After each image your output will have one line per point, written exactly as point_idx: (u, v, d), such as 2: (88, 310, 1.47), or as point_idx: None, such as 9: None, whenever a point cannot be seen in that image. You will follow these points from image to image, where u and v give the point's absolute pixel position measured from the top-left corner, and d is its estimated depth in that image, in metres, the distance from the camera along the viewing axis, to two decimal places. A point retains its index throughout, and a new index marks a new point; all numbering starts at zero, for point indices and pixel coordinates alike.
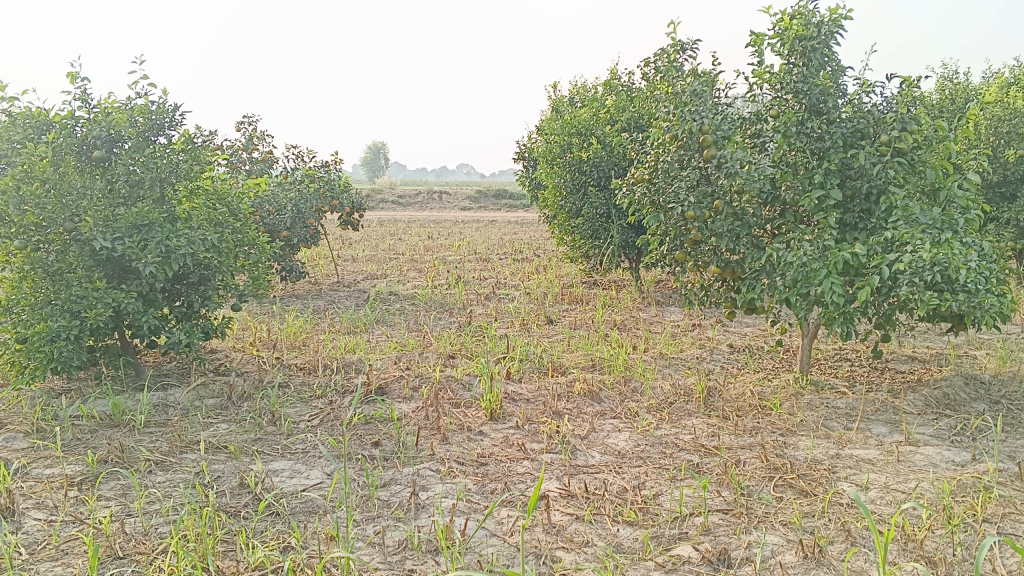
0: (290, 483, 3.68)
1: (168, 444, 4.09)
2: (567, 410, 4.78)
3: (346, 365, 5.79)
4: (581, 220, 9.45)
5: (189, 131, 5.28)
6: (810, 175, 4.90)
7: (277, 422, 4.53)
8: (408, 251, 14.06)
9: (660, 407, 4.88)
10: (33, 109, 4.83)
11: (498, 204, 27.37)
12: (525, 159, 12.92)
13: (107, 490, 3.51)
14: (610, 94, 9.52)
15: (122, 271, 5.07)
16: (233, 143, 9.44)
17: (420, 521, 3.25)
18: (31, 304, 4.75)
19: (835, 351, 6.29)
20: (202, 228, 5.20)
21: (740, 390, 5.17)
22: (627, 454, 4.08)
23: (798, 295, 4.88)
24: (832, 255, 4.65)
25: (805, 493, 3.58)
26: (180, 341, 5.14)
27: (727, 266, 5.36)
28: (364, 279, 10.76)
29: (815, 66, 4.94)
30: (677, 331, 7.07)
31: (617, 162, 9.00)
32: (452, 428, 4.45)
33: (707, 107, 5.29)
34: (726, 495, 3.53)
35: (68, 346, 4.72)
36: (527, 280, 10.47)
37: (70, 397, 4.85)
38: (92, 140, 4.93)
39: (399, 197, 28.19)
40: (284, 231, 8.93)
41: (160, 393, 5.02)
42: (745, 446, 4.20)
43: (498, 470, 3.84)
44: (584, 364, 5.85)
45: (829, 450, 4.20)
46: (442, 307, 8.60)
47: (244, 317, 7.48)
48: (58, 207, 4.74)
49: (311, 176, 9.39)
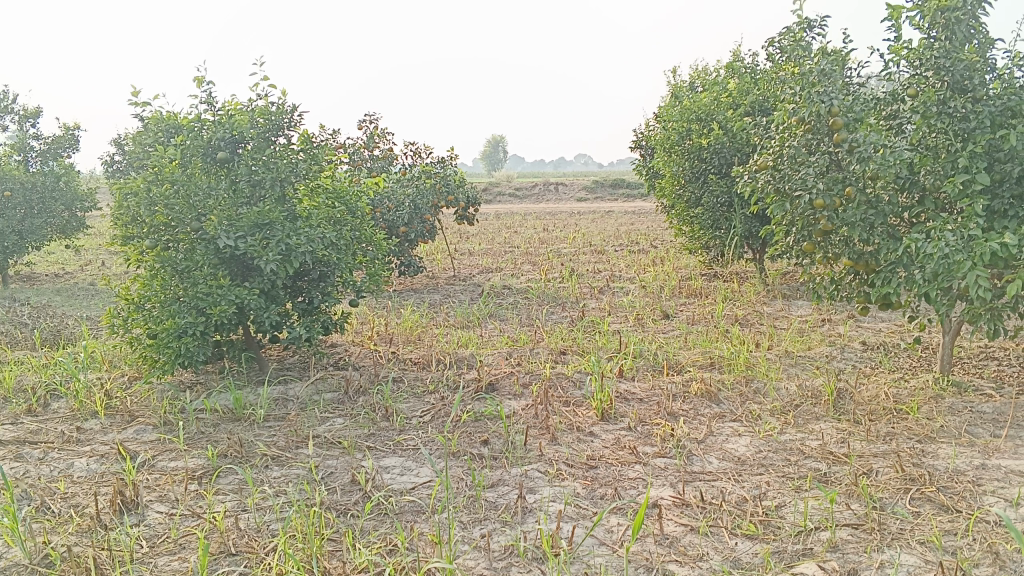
0: (400, 481, 3.68)
1: (285, 440, 4.18)
2: (683, 412, 4.59)
3: (459, 360, 5.80)
4: (701, 209, 9.14)
5: (307, 131, 5.39)
6: (953, 158, 4.51)
7: (389, 418, 4.56)
8: (524, 245, 14.04)
9: (784, 409, 4.62)
10: (163, 113, 5.11)
11: (616, 195, 27.03)
12: (641, 148, 12.64)
13: (225, 485, 3.61)
14: (732, 77, 9.14)
15: (245, 269, 5.22)
16: (353, 141, 9.67)
17: (527, 526, 3.16)
18: (161, 301, 4.97)
19: (981, 350, 5.79)
20: (320, 226, 5.30)
21: (872, 393, 4.82)
22: (747, 461, 3.86)
23: (938, 290, 4.50)
24: (977, 246, 4.23)
25: (946, 508, 3.26)
26: (299, 336, 5.26)
27: (859, 257, 5.01)
28: (479, 273, 10.81)
29: (959, 40, 4.57)
30: (804, 328, 6.70)
31: (740, 148, 8.62)
32: (563, 428, 4.35)
33: (838, 87, 4.90)
34: (856, 509, 3.27)
35: (195, 341, 4.91)
36: (643, 273, 10.24)
37: (197, 391, 5.06)
38: (216, 142, 5.13)
39: (517, 189, 28.29)
40: (402, 227, 9.10)
41: (280, 388, 5.15)
42: (878, 455, 3.90)
43: (609, 474, 3.71)
44: (702, 362, 5.62)
45: (974, 459, 3.84)
46: (556, 300, 8.50)
47: (364, 311, 7.64)
48: (186, 208, 4.95)
49: (428, 171, 9.49)
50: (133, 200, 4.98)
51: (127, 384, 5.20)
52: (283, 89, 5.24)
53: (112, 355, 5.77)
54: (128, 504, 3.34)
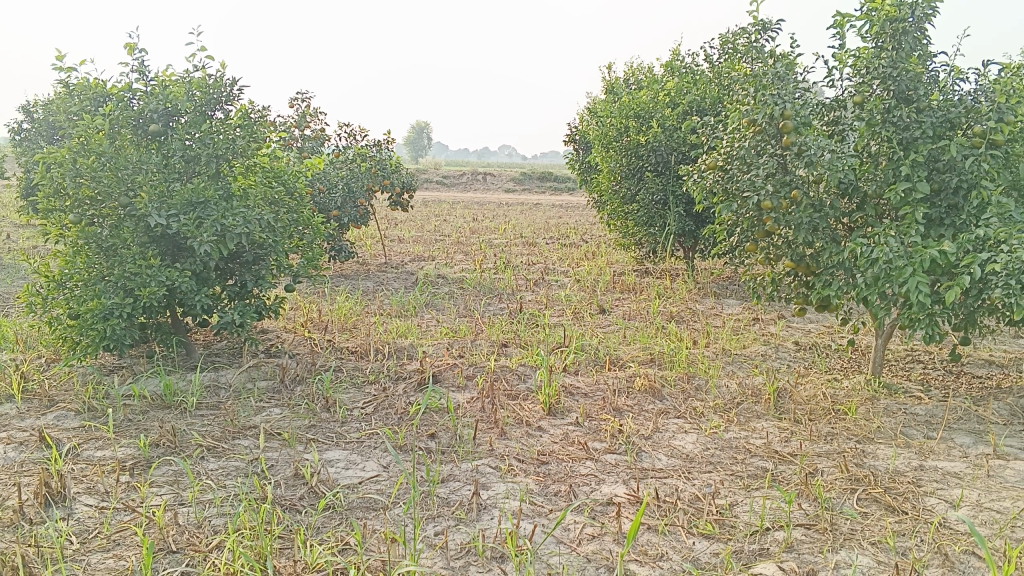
0: (346, 475, 3.54)
1: (221, 430, 3.97)
2: (629, 408, 4.58)
3: (398, 350, 5.66)
4: (636, 206, 9.21)
5: (246, 106, 5.15)
6: (896, 166, 4.61)
7: (330, 409, 4.41)
8: (455, 234, 13.92)
9: (727, 408, 4.66)
10: (90, 81, 4.80)
11: (542, 187, 27.13)
12: (575, 142, 12.68)
13: (159, 477, 3.41)
14: (671, 75, 9.23)
15: (176, 249, 4.95)
16: (285, 120, 9.36)
17: (484, 524, 3.09)
18: (85, 280, 4.68)
19: (907, 353, 5.99)
20: (258, 207, 5.08)
21: (811, 393, 4.92)
22: (696, 458, 3.87)
23: (877, 294, 4.62)
24: (918, 252, 4.35)
25: (892, 509, 3.34)
26: (233, 321, 5.03)
27: (801, 260, 5.12)
28: (411, 261, 10.65)
29: (906, 50, 4.64)
30: (738, 326, 6.82)
31: (677, 147, 8.70)
32: (510, 422, 4.28)
33: (789, 91, 4.96)
34: (808, 509, 3.31)
35: (121, 324, 4.62)
36: (576, 266, 10.27)
37: (121, 375, 4.78)
38: (148, 114, 4.85)
39: (443, 177, 28.07)
40: (335, 211, 8.87)
41: (212, 374, 4.91)
42: (821, 454, 3.97)
43: (561, 470, 3.66)
44: (642, 358, 5.64)
45: (912, 460, 3.95)
46: (491, 292, 8.43)
47: (295, 296, 7.41)
48: (114, 181, 4.65)
49: (363, 155, 9.26)
50: (57, 171, 4.64)
51: (44, 366, 4.88)
52: (222, 61, 5.00)
53: (25, 335, 5.40)
54: (53, 497, 3.11)
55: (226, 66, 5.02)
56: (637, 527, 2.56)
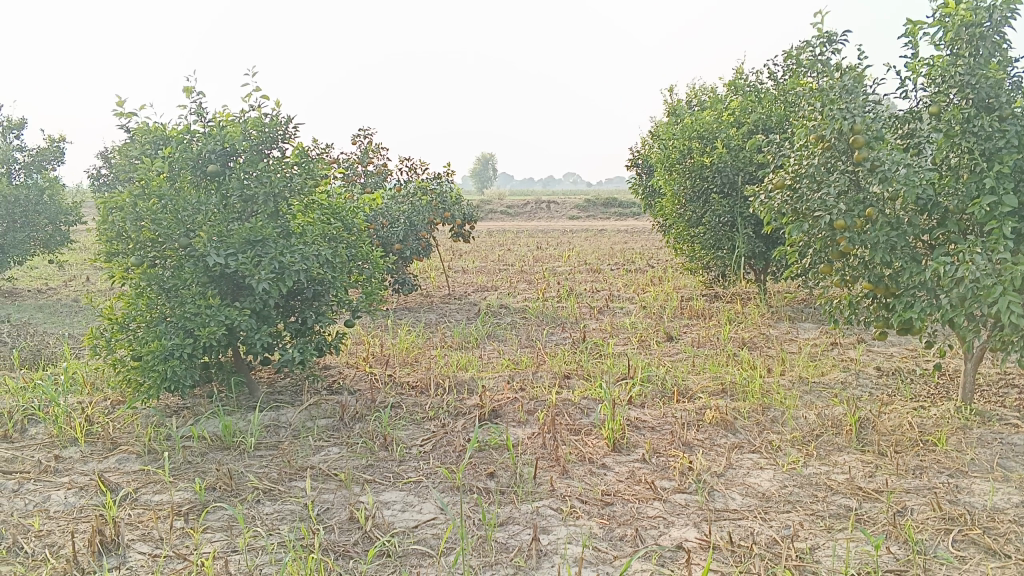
0: (402, 518, 3.41)
1: (278, 471, 3.90)
2: (699, 442, 4.35)
3: (459, 384, 5.55)
4: (702, 228, 8.96)
5: (302, 143, 5.15)
6: (979, 179, 4.32)
7: (388, 447, 4.30)
8: (518, 263, 13.82)
9: (805, 440, 4.39)
10: (150, 125, 4.89)
11: (608, 213, 26.93)
12: (638, 166, 12.49)
13: (214, 522, 3.35)
14: (734, 94, 9.00)
15: (236, 288, 4.96)
16: (347, 157, 9.45)
17: (544, 572, 2.92)
18: (147, 321, 4.70)
19: (1000, 377, 5.58)
20: (315, 244, 5.03)
21: (895, 422, 4.61)
22: (772, 497, 3.63)
23: (965, 315, 4.30)
24: (1009, 270, 4.04)
25: (993, 552, 3.04)
26: (293, 358, 5.00)
27: (879, 281, 4.84)
28: (474, 292, 10.58)
29: (983, 56, 4.39)
30: (814, 352, 6.49)
31: (743, 167, 8.44)
32: (573, 459, 4.10)
33: (859, 104, 4.66)
34: (897, 552, 3.04)
35: (181, 365, 4.63)
36: (642, 293, 10.04)
37: (184, 416, 4.78)
38: (207, 155, 4.91)
39: (507, 207, 28.13)
40: (397, 244, 8.87)
41: (272, 413, 4.87)
42: (910, 491, 3.68)
43: (627, 512, 3.47)
44: (713, 388, 5.39)
45: (1012, 496, 3.62)
46: (555, 321, 8.28)
47: (358, 331, 7.39)
48: (173, 224, 4.67)
49: (424, 188, 9.26)
50: (118, 214, 4.73)
51: (109, 408, 4.91)
52: (277, 99, 5.02)
53: (93, 377, 5.48)
54: (107, 546, 3.07)
55: (281, 105, 5.04)
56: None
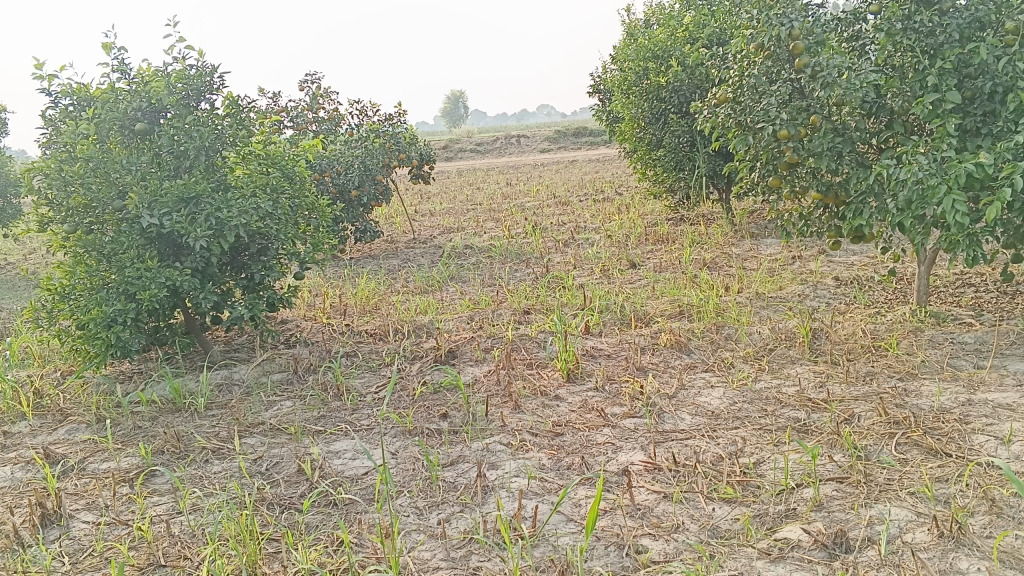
0: (351, 466, 3.39)
1: (228, 429, 3.87)
2: (654, 366, 4.35)
3: (418, 327, 5.51)
4: (663, 151, 8.85)
5: (232, 93, 4.98)
6: (922, 77, 4.23)
7: (342, 396, 4.27)
8: (486, 201, 13.66)
9: (759, 355, 4.39)
10: (73, 86, 4.68)
11: (578, 144, 26.67)
12: (599, 92, 12.27)
13: (160, 485, 3.33)
14: (688, 10, 8.77)
15: (177, 247, 4.85)
16: (297, 105, 9.22)
17: (488, 508, 2.91)
18: (89, 289, 4.57)
19: (957, 278, 5.59)
20: (255, 196, 4.91)
21: (849, 330, 4.61)
22: (722, 414, 3.63)
23: (912, 218, 4.26)
24: (952, 169, 3.98)
25: (935, 452, 3.06)
26: (243, 315, 4.92)
27: (828, 190, 4.79)
28: (440, 233, 10.47)
29: None
30: (774, 267, 6.48)
31: (699, 84, 8.28)
32: (526, 393, 4.08)
33: (797, 9, 4.58)
34: (840, 460, 3.05)
35: (126, 330, 4.55)
36: (608, 221, 9.96)
37: (135, 382, 4.72)
38: (134, 113, 4.71)
39: (477, 145, 27.78)
40: (354, 191, 8.73)
41: (225, 372, 4.82)
42: (858, 398, 3.68)
43: (576, 441, 3.46)
44: (671, 311, 5.38)
45: (960, 395, 3.64)
46: (519, 257, 8.21)
47: (318, 282, 7.30)
48: (104, 186, 4.54)
49: (377, 130, 9.07)
50: (45, 182, 4.56)
51: (60, 379, 4.85)
52: (201, 49, 4.82)
53: (45, 350, 5.40)
54: (48, 518, 3.03)
55: (205, 55, 4.84)
56: (596, 513, 2.38)
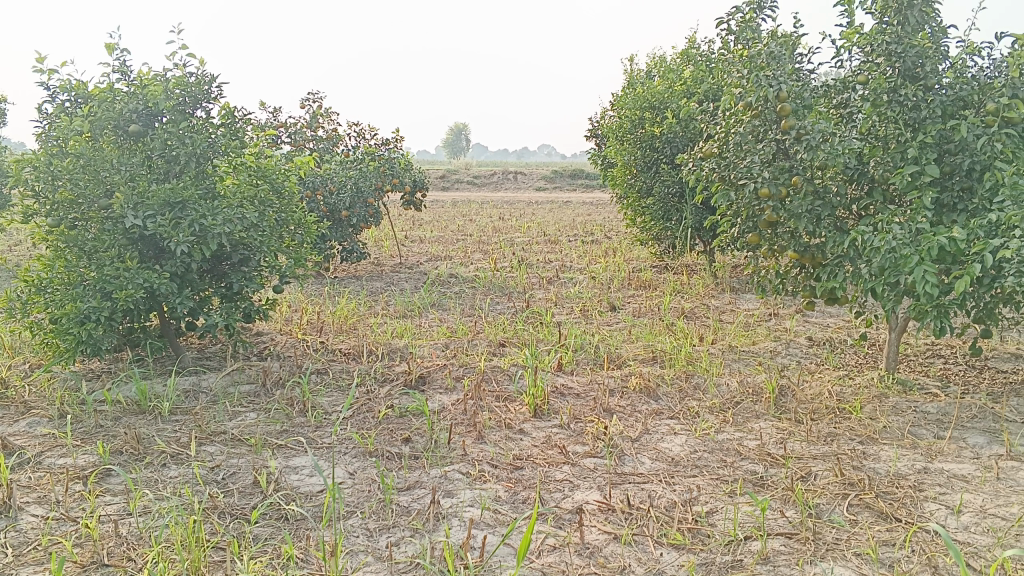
0: (307, 482, 3.39)
1: (189, 436, 3.86)
2: (620, 409, 4.38)
3: (392, 351, 5.53)
4: (652, 199, 8.97)
5: (228, 104, 5.03)
6: (903, 149, 4.35)
7: (307, 413, 4.27)
8: (475, 233, 13.74)
9: (724, 407, 4.43)
10: (72, 82, 4.72)
11: (574, 185, 26.91)
12: (596, 136, 12.44)
13: (113, 485, 3.31)
14: (687, 64, 8.95)
15: (158, 250, 4.86)
16: (296, 121, 9.31)
17: (438, 535, 2.92)
18: (66, 283, 4.57)
19: (927, 349, 5.66)
20: (242, 206, 4.96)
21: (816, 390, 4.66)
22: (682, 462, 3.66)
23: (884, 285, 4.34)
24: (925, 240, 4.07)
25: (885, 516, 3.09)
26: (217, 323, 4.93)
27: (805, 250, 4.87)
28: (426, 261, 10.52)
29: (912, 26, 4.40)
30: (750, 322, 6.55)
31: (693, 137, 8.43)
32: (490, 425, 4.09)
33: (786, 72, 4.67)
34: (792, 516, 3.08)
35: (99, 328, 4.55)
36: (594, 264, 10.04)
37: (102, 380, 4.71)
38: (130, 115, 4.75)
39: (474, 177, 27.99)
40: (344, 211, 8.78)
41: (193, 378, 4.82)
42: (817, 457, 3.72)
43: (534, 476, 3.48)
44: (643, 356, 5.42)
45: (916, 462, 3.68)
46: (502, 290, 8.26)
47: (299, 298, 7.32)
48: (92, 183, 4.58)
49: (372, 154, 9.16)
50: (33, 174, 4.58)
51: (27, 372, 4.83)
52: (202, 58, 4.89)
53: (16, 341, 5.38)
54: None
55: (206, 64, 4.91)
56: (529, 540, 2.45)
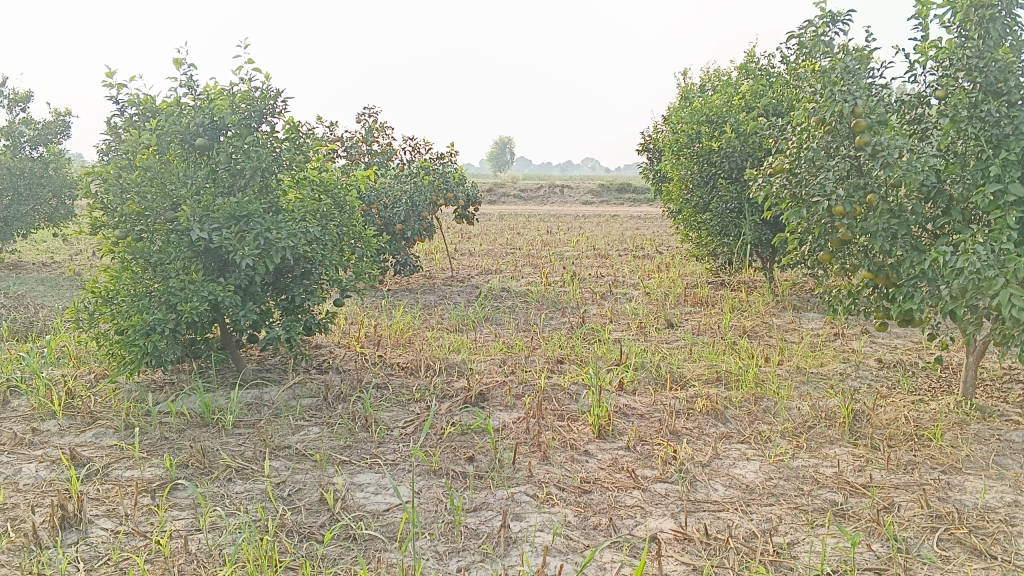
0: (373, 501, 3.33)
1: (253, 450, 3.84)
2: (687, 431, 4.26)
3: (450, 366, 5.47)
4: (709, 214, 8.80)
5: (292, 118, 5.04)
6: (984, 166, 4.14)
7: (369, 428, 4.22)
8: (526, 246, 13.67)
9: (796, 432, 4.29)
10: (141, 97, 4.78)
11: (621, 199, 26.74)
12: (649, 151, 12.31)
13: (181, 499, 3.30)
14: (746, 78, 8.79)
15: (222, 263, 4.88)
16: (351, 135, 9.36)
17: (510, 561, 2.84)
18: (132, 295, 4.61)
19: (1005, 373, 5.42)
20: (305, 220, 4.96)
21: (891, 415, 4.48)
22: (756, 489, 3.53)
23: (966, 307, 4.16)
24: (1012, 261, 3.88)
25: (979, 552, 2.92)
26: (278, 336, 4.92)
27: (880, 270, 4.70)
28: (478, 274, 10.48)
29: (994, 38, 4.18)
30: (816, 342, 6.37)
31: (752, 152, 8.28)
32: (555, 445, 4.00)
33: (861, 87, 4.53)
34: (879, 550, 2.93)
35: (163, 340, 4.57)
36: (647, 279, 9.90)
37: (166, 392, 4.73)
38: (196, 128, 4.79)
39: (521, 191, 27.98)
40: (398, 225, 8.80)
41: (254, 391, 4.82)
42: (899, 487, 3.56)
43: (604, 500, 3.38)
44: (707, 376, 5.29)
45: (1006, 495, 3.49)
46: (556, 305, 8.17)
47: (354, 311, 7.32)
48: (159, 197, 4.59)
49: (427, 168, 9.16)
50: (102, 186, 4.64)
51: (93, 382, 4.88)
52: (268, 73, 4.91)
53: (81, 351, 5.45)
54: (68, 521, 3.01)
55: (271, 78, 4.92)
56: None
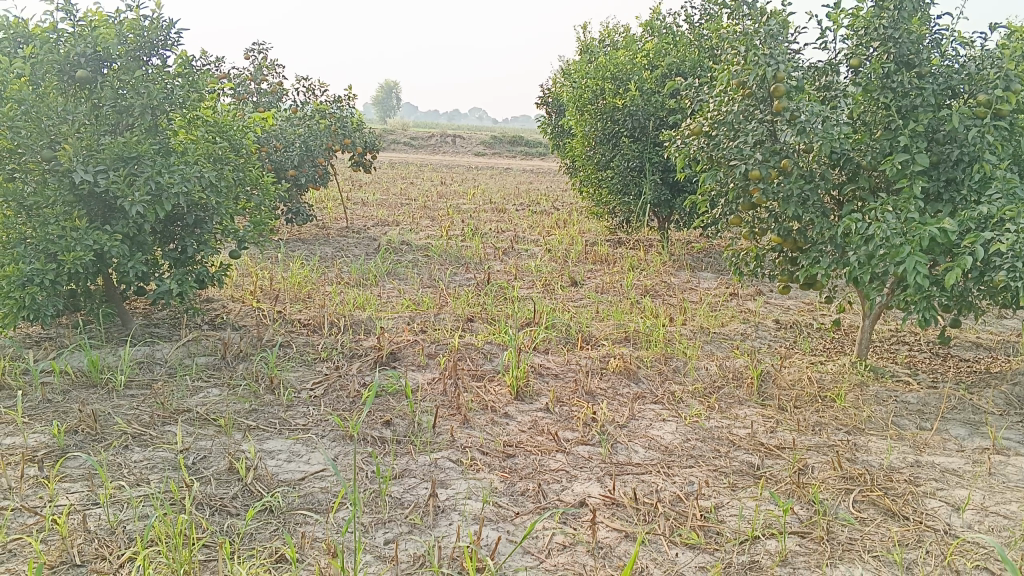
0: (287, 469, 3.15)
1: (149, 414, 3.56)
2: (602, 391, 4.25)
3: (355, 323, 5.25)
4: (611, 172, 8.79)
5: (186, 53, 4.63)
6: (893, 136, 4.28)
7: (275, 390, 3.99)
8: (421, 198, 13.37)
9: (707, 392, 4.35)
10: (9, 19, 4.23)
11: (513, 152, 26.62)
12: (548, 105, 12.20)
13: (73, 470, 3.01)
14: (650, 35, 8.77)
15: (108, 209, 4.47)
16: (239, 72, 8.79)
17: (442, 531, 2.73)
18: (2, 242, 4.15)
19: (892, 335, 5.70)
20: (199, 164, 4.61)
21: (796, 376, 4.62)
22: (676, 451, 3.55)
23: (871, 273, 4.30)
24: (918, 230, 4.02)
25: (892, 514, 3.04)
26: (171, 290, 4.58)
27: (788, 235, 4.80)
28: (374, 225, 10.17)
29: (907, 10, 4.30)
30: (715, 302, 6.51)
31: (655, 111, 8.30)
32: (474, 408, 3.90)
33: (782, 51, 4.50)
34: (801, 514, 3.00)
35: (42, 292, 4.16)
36: (547, 235, 9.87)
37: (44, 349, 4.33)
38: (76, 58, 4.30)
39: (411, 140, 27.40)
40: (291, 170, 8.36)
41: (145, 348, 4.47)
42: (811, 448, 3.66)
43: (528, 465, 3.32)
44: (616, 335, 5.30)
45: (906, 455, 3.65)
46: (458, 260, 8.01)
47: (247, 263, 6.93)
48: (35, 133, 4.11)
49: (323, 111, 8.74)
50: None
51: None
52: (159, 1, 4.48)
53: None
54: None
55: (163, 7, 4.48)
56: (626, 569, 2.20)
